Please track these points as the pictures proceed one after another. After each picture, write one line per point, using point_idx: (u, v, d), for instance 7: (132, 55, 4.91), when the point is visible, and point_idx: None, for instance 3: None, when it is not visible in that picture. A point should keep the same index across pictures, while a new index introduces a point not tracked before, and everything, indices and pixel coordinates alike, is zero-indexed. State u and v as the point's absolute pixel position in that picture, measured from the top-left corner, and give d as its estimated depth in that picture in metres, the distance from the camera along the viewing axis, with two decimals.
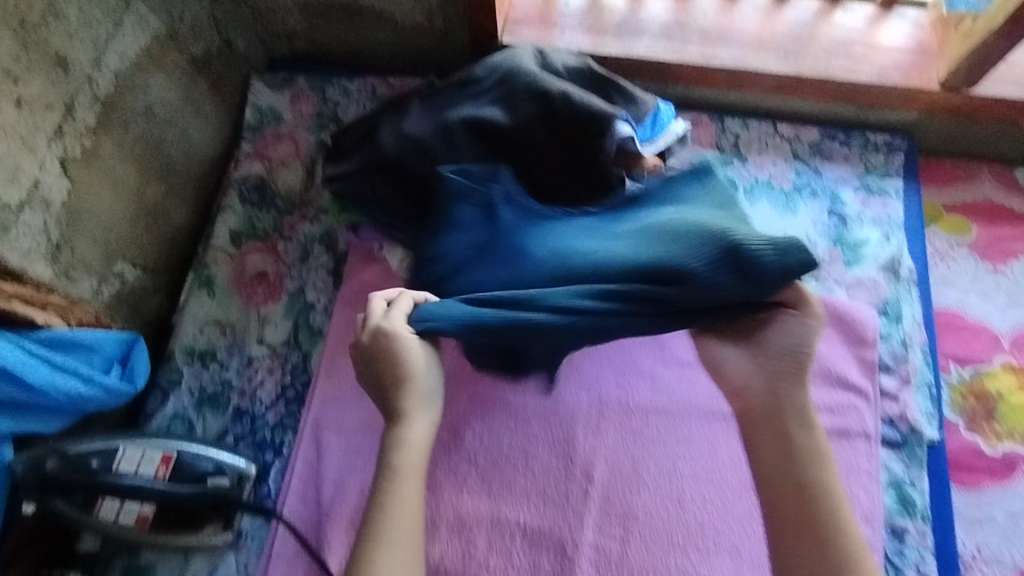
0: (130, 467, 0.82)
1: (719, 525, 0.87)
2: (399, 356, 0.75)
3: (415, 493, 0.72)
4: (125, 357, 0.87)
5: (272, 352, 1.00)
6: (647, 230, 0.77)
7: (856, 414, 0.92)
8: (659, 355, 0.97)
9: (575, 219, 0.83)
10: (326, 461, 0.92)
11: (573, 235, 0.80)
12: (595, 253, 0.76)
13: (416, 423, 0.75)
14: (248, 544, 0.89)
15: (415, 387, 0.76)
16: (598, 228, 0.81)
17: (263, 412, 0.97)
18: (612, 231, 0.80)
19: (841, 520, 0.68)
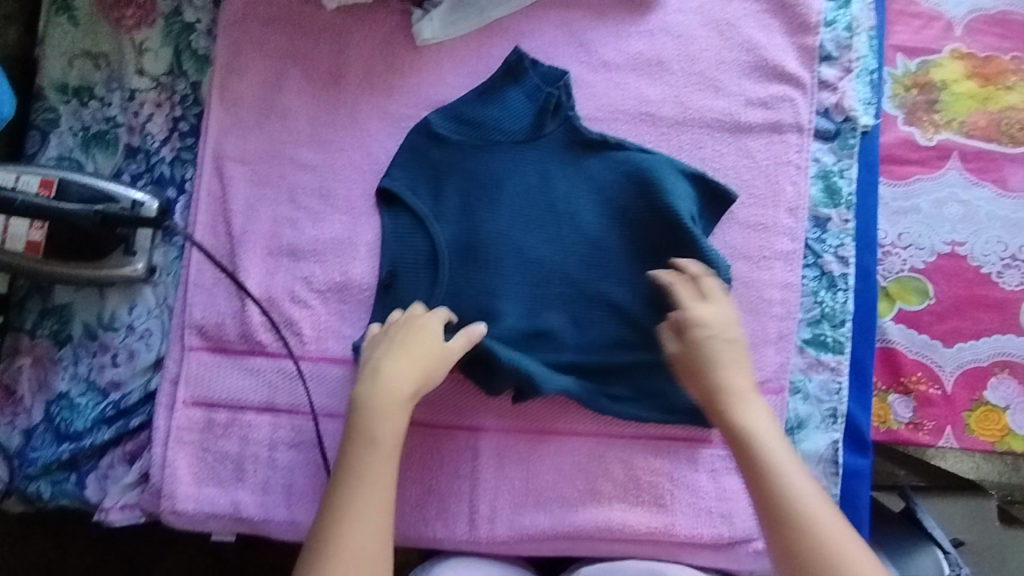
0: (7, 183, 0.78)
1: (640, 226, 0.85)
2: (408, 339, 0.73)
3: (387, 470, 0.66)
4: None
5: (155, 83, 0.89)
6: (591, 284, 0.85)
7: (790, 106, 0.87)
8: (584, 60, 0.88)
9: (575, 166, 0.86)
10: (232, 191, 0.86)
11: (529, 184, 0.86)
12: (539, 281, 0.84)
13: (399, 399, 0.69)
14: (164, 279, 0.86)
15: (408, 370, 0.71)
16: (555, 213, 0.86)
17: (157, 148, 0.89)
18: (568, 240, 0.85)
19: (786, 474, 0.66)
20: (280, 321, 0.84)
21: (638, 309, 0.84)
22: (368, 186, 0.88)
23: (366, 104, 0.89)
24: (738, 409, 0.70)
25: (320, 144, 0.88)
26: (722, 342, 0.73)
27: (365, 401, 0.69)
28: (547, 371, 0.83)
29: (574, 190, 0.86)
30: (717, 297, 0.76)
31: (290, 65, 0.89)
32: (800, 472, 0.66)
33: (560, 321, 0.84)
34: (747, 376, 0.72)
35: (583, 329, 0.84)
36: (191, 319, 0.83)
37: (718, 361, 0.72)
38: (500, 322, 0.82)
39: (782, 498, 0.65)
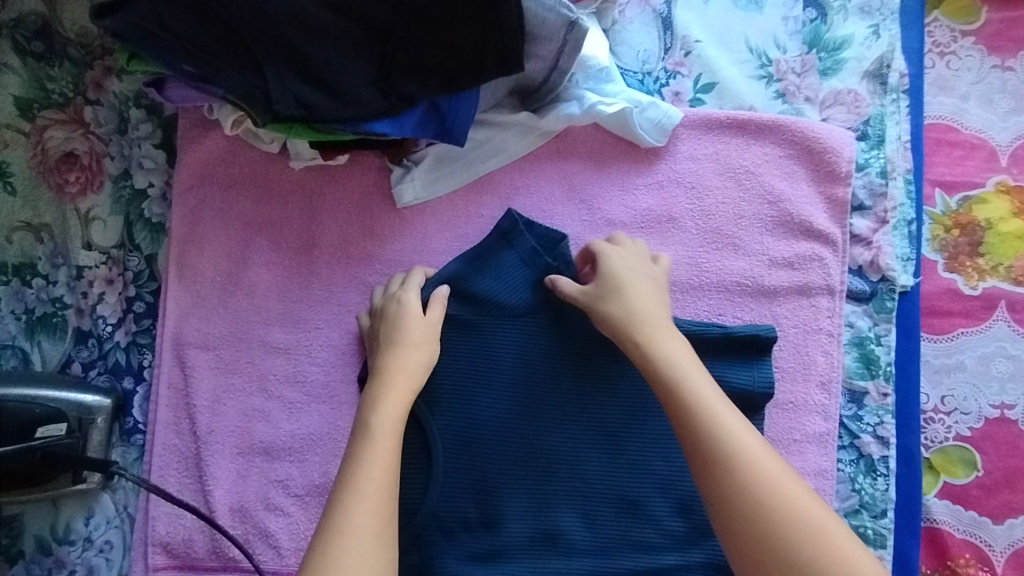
0: None
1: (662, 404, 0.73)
2: (394, 323, 0.70)
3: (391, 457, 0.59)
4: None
5: (105, 258, 0.80)
6: (608, 472, 0.71)
7: (819, 266, 0.78)
8: (587, 218, 0.79)
9: (587, 333, 0.74)
10: (195, 380, 0.77)
11: (534, 357, 0.73)
12: (547, 471, 0.71)
13: (399, 388, 0.64)
14: (123, 484, 0.77)
15: (405, 356, 0.67)
16: (563, 389, 0.73)
17: (109, 333, 0.79)
18: (579, 420, 0.73)
19: (719, 414, 0.59)
20: (254, 533, 0.75)
21: (665, 511, 0.70)
22: (347, 370, 0.78)
23: (342, 275, 0.79)
24: (651, 341, 0.65)
25: (293, 323, 0.79)
26: (632, 282, 0.69)
27: (371, 396, 0.64)
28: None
29: (588, 361, 0.74)
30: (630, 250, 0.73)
31: (258, 234, 0.80)
32: (727, 412, 0.59)
33: (568, 521, 0.70)
34: (660, 313, 0.67)
35: (601, 532, 0.70)
36: (154, 535, 0.74)
37: (632, 297, 0.68)
38: (503, 531, 0.69)
39: (722, 434, 0.57)
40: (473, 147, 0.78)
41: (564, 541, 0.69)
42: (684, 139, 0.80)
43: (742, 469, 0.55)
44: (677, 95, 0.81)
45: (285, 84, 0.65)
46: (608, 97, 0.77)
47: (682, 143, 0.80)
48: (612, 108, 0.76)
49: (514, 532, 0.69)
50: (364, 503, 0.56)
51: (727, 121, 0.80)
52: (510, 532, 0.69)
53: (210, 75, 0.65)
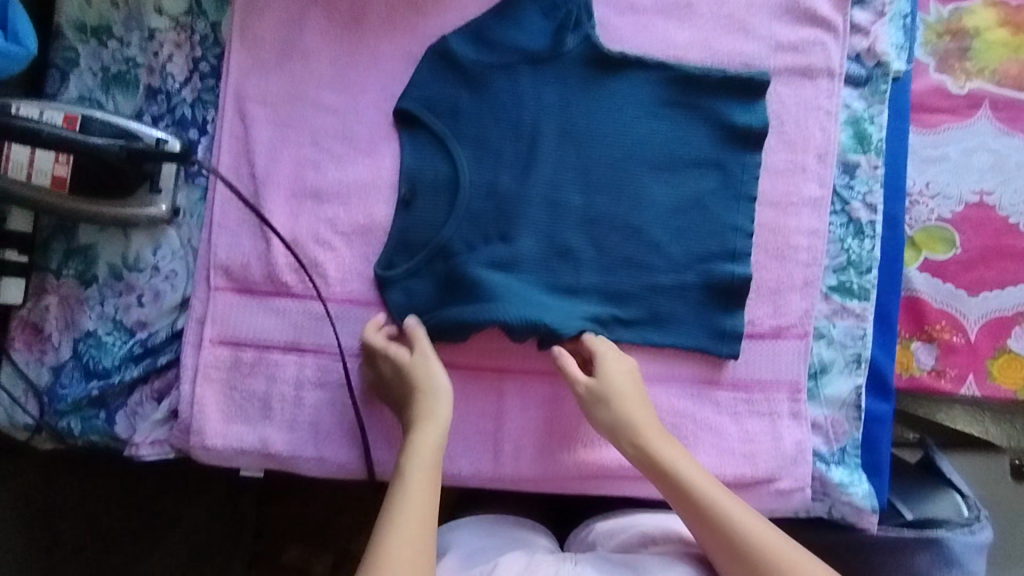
0: (29, 116, 0.76)
1: (662, 149, 0.85)
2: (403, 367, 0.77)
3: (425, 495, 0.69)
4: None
5: (174, 24, 0.88)
6: (614, 202, 0.84)
7: (820, 50, 0.86)
8: (612, 2, 0.88)
9: (604, 87, 0.86)
10: (255, 129, 0.86)
11: (555, 102, 0.86)
12: (558, 202, 0.84)
13: (428, 432, 0.73)
14: (188, 220, 0.86)
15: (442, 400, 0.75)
16: (574, 136, 0.85)
17: (178, 89, 0.88)
18: (588, 163, 0.85)
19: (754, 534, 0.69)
20: (304, 263, 0.84)
21: (664, 234, 0.84)
22: (390, 128, 0.87)
23: (388, 45, 0.88)
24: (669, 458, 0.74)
25: (343, 86, 0.87)
26: (620, 383, 0.77)
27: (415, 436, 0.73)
28: (566, 292, 0.83)
29: (606, 111, 0.86)
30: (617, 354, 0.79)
31: (312, 6, 0.88)
32: (731, 502, 0.71)
33: (577, 239, 0.84)
34: (646, 409, 0.77)
35: (603, 251, 0.84)
36: (216, 259, 0.84)
37: (641, 417, 0.76)
38: (516, 246, 0.83)
39: (749, 545, 0.69)
40: None
41: (569, 257, 0.84)
42: None
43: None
44: None
45: None
46: None
47: None
48: None
49: (526, 249, 0.83)
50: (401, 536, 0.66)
51: None
52: (523, 246, 0.83)
53: None
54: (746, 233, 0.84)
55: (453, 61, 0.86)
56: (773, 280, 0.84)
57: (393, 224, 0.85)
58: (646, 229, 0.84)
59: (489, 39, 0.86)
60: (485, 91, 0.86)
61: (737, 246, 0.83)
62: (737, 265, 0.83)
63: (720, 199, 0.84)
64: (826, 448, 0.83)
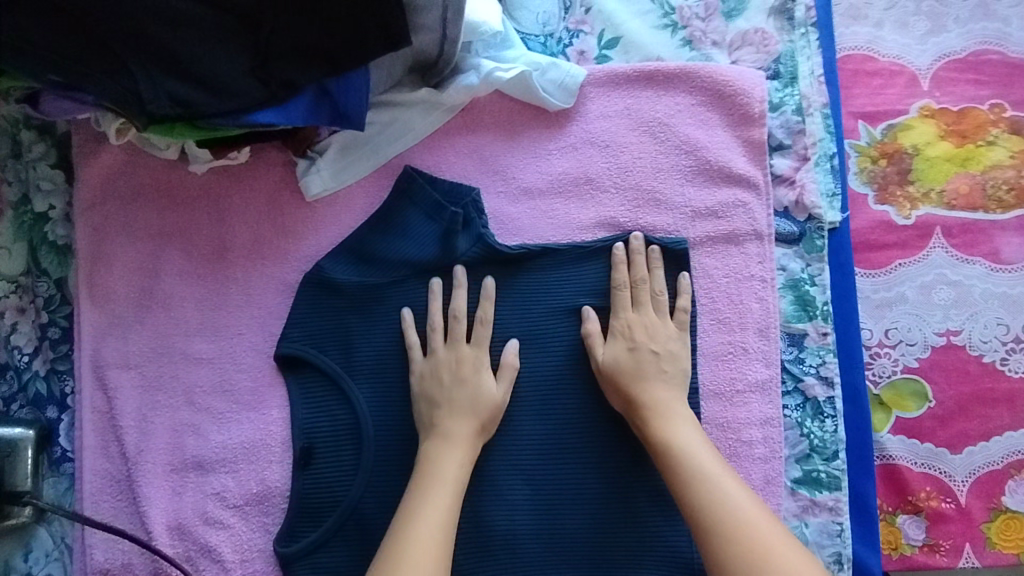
0: None
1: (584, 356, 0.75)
2: (463, 385, 0.71)
3: (445, 496, 0.65)
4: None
5: (13, 286, 0.77)
6: (542, 427, 0.74)
7: (742, 212, 0.76)
8: (502, 189, 0.77)
9: (509, 290, 0.76)
10: (119, 399, 0.75)
11: None
12: None
13: (451, 452, 0.68)
14: (59, 514, 0.75)
15: (469, 423, 0.70)
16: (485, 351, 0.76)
17: (28, 362, 0.76)
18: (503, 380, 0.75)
19: (717, 480, 0.64)
20: (195, 550, 0.73)
21: (601, 455, 0.74)
22: (274, 374, 0.76)
23: (259, 279, 0.77)
24: (659, 421, 0.69)
25: (214, 330, 0.77)
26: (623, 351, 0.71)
27: (429, 452, 0.69)
28: (502, 545, 0.73)
29: (513, 317, 0.76)
30: (644, 317, 0.73)
31: (166, 243, 0.78)
32: (715, 465, 0.65)
33: (507, 479, 0.74)
34: (671, 359, 0.71)
35: (536, 485, 0.74)
36: (93, 563, 0.72)
37: (649, 375, 0.70)
38: None
39: (719, 496, 0.62)
40: (377, 130, 0.77)
41: (501, 501, 0.73)
42: (593, 97, 0.78)
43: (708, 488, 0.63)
44: (582, 57, 0.80)
45: (158, 84, 0.61)
46: (507, 62, 0.75)
47: (594, 101, 0.78)
48: (510, 73, 0.74)
49: None
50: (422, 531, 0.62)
51: (634, 75, 0.78)
52: None
53: (81, 84, 0.61)
54: None
55: (333, 288, 0.76)
56: None
57: (294, 488, 0.74)
58: (580, 452, 0.74)
59: (373, 253, 0.76)
60: (376, 314, 0.76)
61: None
62: None
63: None
64: None
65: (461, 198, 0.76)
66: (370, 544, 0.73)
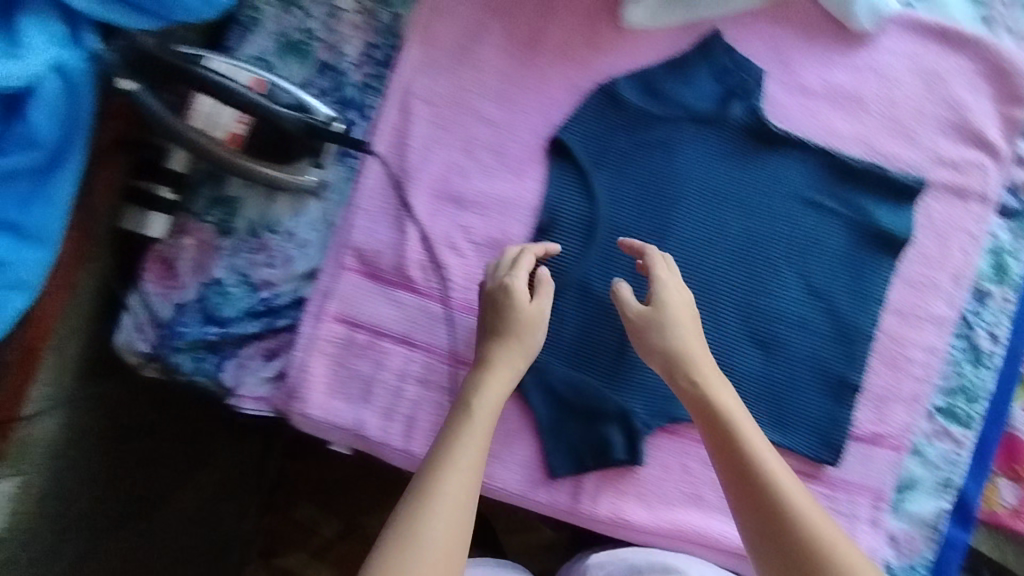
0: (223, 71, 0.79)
1: (803, 237, 0.86)
2: (503, 316, 0.77)
3: (483, 431, 0.70)
4: (24, 13, 0.72)
5: (359, 7, 0.91)
6: (746, 280, 0.86)
7: (979, 173, 0.87)
8: (784, 80, 0.88)
9: (760, 162, 0.88)
10: (414, 125, 0.88)
11: (707, 169, 0.88)
12: (689, 267, 0.87)
13: (496, 386, 0.73)
14: (332, 196, 0.89)
15: (517, 360, 0.76)
16: (720, 202, 0.88)
17: (348, 69, 0.90)
18: (726, 231, 0.87)
19: (777, 475, 0.69)
20: (433, 264, 0.86)
21: (788, 323, 0.86)
22: (541, 155, 0.89)
23: (558, 74, 0.89)
24: (713, 390, 0.74)
25: (507, 103, 0.89)
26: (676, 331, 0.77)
27: (477, 380, 0.74)
28: None
29: (754, 183, 0.87)
30: (684, 281, 0.80)
31: (493, 18, 0.90)
32: (773, 457, 0.71)
33: (702, 312, 0.86)
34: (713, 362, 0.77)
35: (723, 324, 0.86)
36: (352, 241, 0.87)
37: (696, 357, 0.76)
38: (646, 305, 0.86)
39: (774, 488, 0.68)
40: None
41: (691, 326, 0.86)
42: (889, 34, 0.89)
43: (793, 492, 0.68)
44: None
45: None
46: None
47: (887, 35, 0.89)
48: None
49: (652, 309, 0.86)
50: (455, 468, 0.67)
51: (929, 28, 0.89)
52: (649, 305, 0.86)
53: None
54: (868, 337, 0.85)
55: (618, 104, 0.88)
56: (882, 387, 0.84)
57: (528, 248, 0.87)
58: (771, 311, 0.86)
59: (659, 90, 0.88)
60: (642, 139, 0.88)
61: (855, 348, 0.85)
62: (852, 369, 0.85)
63: (851, 295, 0.86)
64: (897, 561, 0.83)
65: (749, 72, 0.87)
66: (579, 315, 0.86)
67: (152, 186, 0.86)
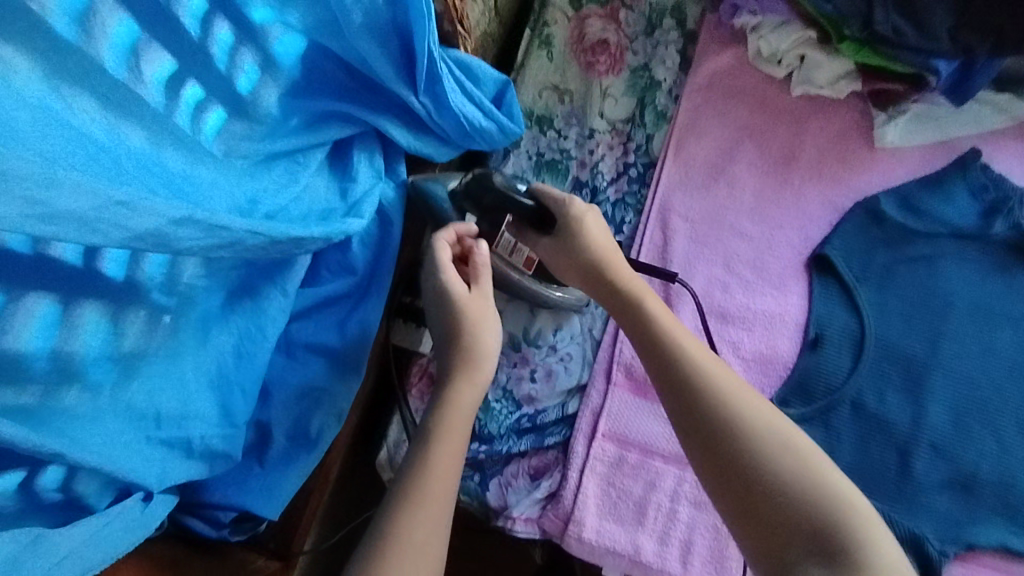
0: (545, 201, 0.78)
1: None
2: (465, 326, 0.66)
3: (455, 451, 0.61)
4: (357, 150, 0.75)
5: (612, 128, 0.94)
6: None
7: None
8: None
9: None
10: (675, 241, 0.90)
11: (972, 285, 0.87)
12: (966, 385, 0.84)
13: (468, 392, 0.64)
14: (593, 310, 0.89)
15: (483, 370, 0.65)
16: (989, 319, 0.86)
17: (605, 187, 0.92)
18: (999, 347, 0.85)
19: (747, 413, 0.60)
20: None
21: None
22: (802, 271, 0.89)
23: (813, 192, 0.91)
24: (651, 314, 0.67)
25: (764, 219, 0.90)
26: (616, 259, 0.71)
27: (454, 394, 0.63)
28: (968, 481, 0.81)
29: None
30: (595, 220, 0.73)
31: (746, 139, 0.93)
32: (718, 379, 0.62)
33: (983, 430, 0.83)
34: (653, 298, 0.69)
35: (1008, 445, 0.82)
36: (621, 357, 0.86)
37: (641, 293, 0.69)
38: (927, 423, 0.83)
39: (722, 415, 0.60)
40: (960, 111, 0.90)
41: (974, 447, 0.82)
42: None
43: (786, 453, 0.58)
44: None
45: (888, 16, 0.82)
46: None
47: None
48: None
49: (934, 427, 0.83)
50: (425, 494, 0.58)
51: None
52: (930, 423, 0.83)
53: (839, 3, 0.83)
54: None
55: (879, 220, 0.89)
56: None
57: (798, 364, 0.85)
58: None
59: (920, 205, 0.89)
60: (906, 254, 0.88)
61: None
62: None
63: None
64: None
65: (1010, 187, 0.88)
66: (859, 431, 0.83)
67: (424, 303, 0.85)
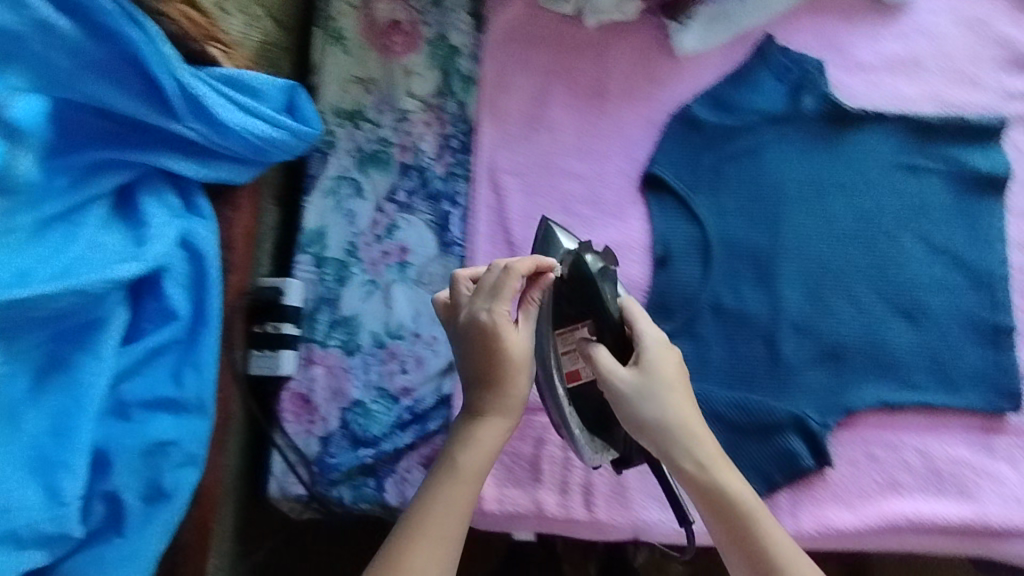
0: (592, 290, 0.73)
1: (912, 201, 0.88)
2: (490, 351, 0.64)
3: (465, 498, 0.62)
4: (143, 194, 0.73)
5: (424, 105, 0.93)
6: (874, 256, 0.86)
7: None
8: (842, 63, 0.92)
9: (847, 143, 0.89)
10: (510, 198, 0.90)
11: (800, 165, 0.89)
12: (815, 261, 0.86)
13: (491, 431, 0.65)
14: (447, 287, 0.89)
15: (497, 416, 0.65)
16: (823, 192, 0.88)
17: (430, 164, 0.92)
18: (839, 216, 0.87)
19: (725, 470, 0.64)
20: None
21: (926, 285, 0.86)
22: (637, 193, 0.90)
23: (630, 115, 0.92)
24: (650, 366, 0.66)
25: (590, 154, 0.91)
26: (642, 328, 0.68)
27: (462, 431, 0.65)
28: (835, 350, 0.84)
29: (848, 164, 0.89)
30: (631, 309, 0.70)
31: (555, 82, 0.93)
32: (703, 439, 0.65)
33: (839, 298, 0.85)
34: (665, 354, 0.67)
35: (865, 306, 0.85)
36: None
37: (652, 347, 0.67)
38: (785, 307, 0.85)
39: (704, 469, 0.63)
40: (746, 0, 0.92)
41: (835, 317, 0.85)
42: None
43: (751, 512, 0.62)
44: None
45: None
46: None
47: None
48: None
49: (792, 309, 0.85)
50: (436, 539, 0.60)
51: None
52: (788, 306, 0.85)
53: None
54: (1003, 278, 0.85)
55: (697, 126, 0.90)
56: None
57: (653, 285, 0.86)
58: (908, 281, 0.86)
59: (731, 102, 0.90)
60: (730, 151, 0.89)
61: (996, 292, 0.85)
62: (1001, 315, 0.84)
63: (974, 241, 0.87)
64: None
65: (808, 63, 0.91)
66: (723, 333, 0.85)
67: (275, 326, 0.84)
